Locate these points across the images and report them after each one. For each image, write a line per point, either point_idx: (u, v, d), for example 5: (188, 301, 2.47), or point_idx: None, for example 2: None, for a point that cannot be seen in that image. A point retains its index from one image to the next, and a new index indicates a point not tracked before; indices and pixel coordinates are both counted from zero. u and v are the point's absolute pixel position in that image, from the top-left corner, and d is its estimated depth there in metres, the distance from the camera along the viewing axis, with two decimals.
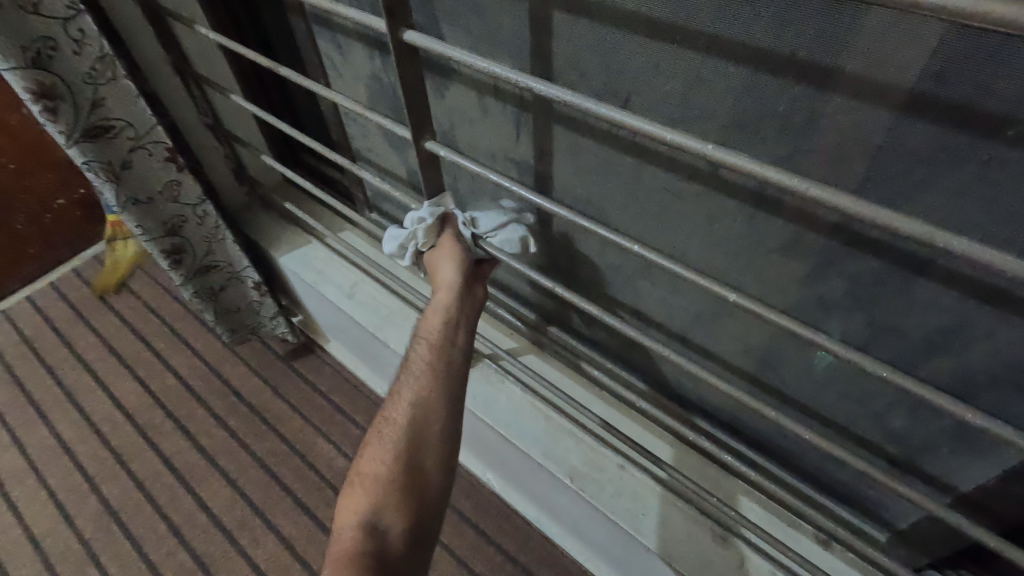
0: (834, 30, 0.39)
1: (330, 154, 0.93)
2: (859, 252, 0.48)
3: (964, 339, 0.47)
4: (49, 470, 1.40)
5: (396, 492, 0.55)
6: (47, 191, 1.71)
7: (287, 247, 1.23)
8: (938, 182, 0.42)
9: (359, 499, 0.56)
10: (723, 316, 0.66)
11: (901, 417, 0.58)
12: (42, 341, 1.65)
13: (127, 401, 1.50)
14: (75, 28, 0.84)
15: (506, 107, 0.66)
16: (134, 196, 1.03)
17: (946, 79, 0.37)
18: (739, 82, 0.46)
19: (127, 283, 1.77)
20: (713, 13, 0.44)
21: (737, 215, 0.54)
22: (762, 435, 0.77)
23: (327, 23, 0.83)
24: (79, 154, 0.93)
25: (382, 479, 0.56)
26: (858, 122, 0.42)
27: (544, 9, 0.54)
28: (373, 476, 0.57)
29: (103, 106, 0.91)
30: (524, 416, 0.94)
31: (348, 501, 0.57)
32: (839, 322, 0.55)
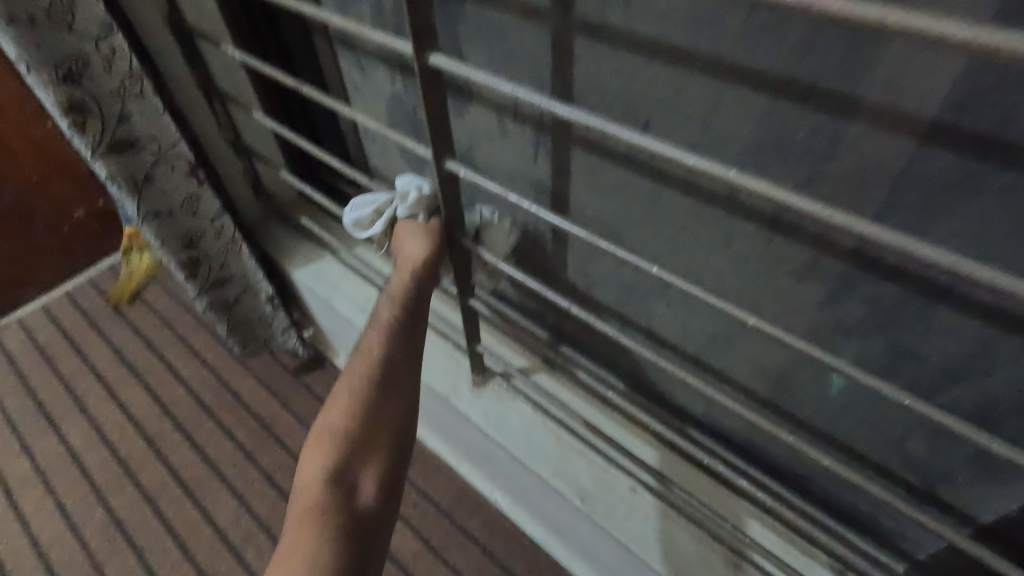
0: (855, 61, 0.40)
1: (348, 171, 0.94)
2: (879, 277, 0.49)
3: (987, 367, 0.47)
4: (58, 479, 1.40)
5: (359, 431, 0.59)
6: (67, 202, 1.74)
7: (301, 260, 1.25)
8: (960, 210, 0.42)
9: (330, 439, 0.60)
10: (739, 339, 0.66)
11: (920, 444, 0.57)
12: (56, 350, 1.66)
13: (137, 411, 1.51)
14: (107, 46, 0.86)
15: (525, 128, 0.67)
16: (155, 208, 1.04)
17: (967, 110, 0.38)
18: (760, 108, 0.47)
19: (141, 293, 1.79)
20: (734, 41, 0.45)
21: (756, 238, 0.55)
22: (777, 460, 0.76)
23: (350, 44, 0.85)
24: (103, 167, 0.95)
25: (340, 436, 0.59)
26: (879, 151, 0.43)
27: (566, 34, 0.55)
28: (339, 431, 0.60)
29: (129, 120, 0.93)
30: (535, 435, 0.94)
31: (306, 464, 0.58)
32: (857, 347, 0.55)
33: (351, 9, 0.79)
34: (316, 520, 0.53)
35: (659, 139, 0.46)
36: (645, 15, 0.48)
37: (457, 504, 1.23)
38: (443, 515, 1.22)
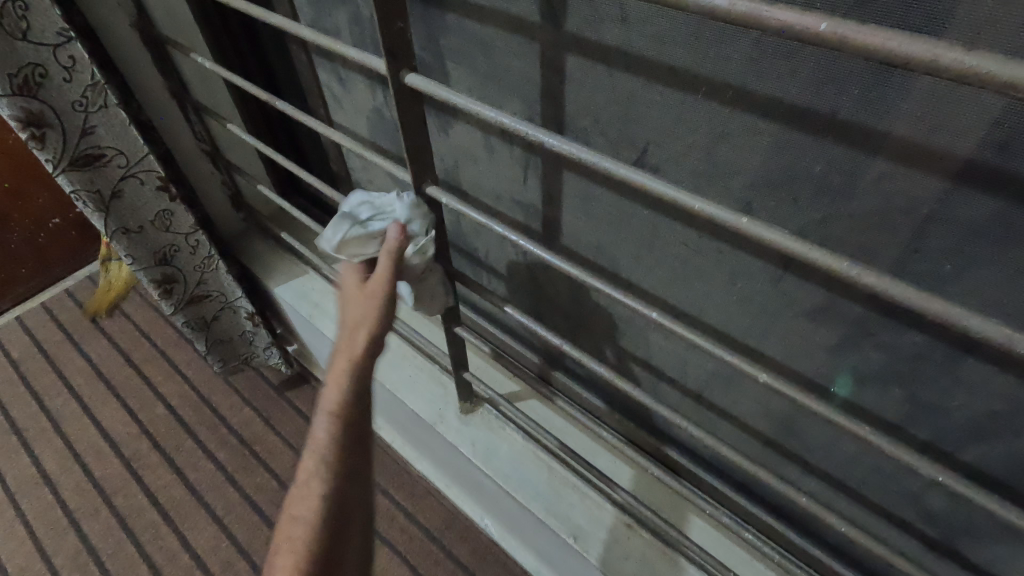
0: (881, 91, 0.35)
1: (328, 188, 0.89)
2: (900, 325, 0.44)
3: (1019, 426, 0.42)
4: (29, 502, 1.34)
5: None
6: (42, 211, 1.68)
7: (282, 277, 1.19)
8: (996, 258, 0.37)
9: None
10: (744, 378, 0.61)
11: (940, 499, 0.53)
12: (30, 365, 1.60)
13: (113, 430, 1.45)
14: (67, 55, 0.80)
15: (512, 150, 0.62)
16: (124, 225, 0.99)
17: (1010, 150, 0.33)
18: (769, 139, 0.42)
19: (120, 305, 1.73)
20: (743, 65, 0.40)
21: (763, 276, 0.50)
22: (781, 501, 0.72)
23: (327, 55, 0.80)
24: (67, 183, 0.89)
25: None
26: (904, 190, 0.38)
27: (556, 52, 0.50)
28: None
29: (94, 133, 0.88)
30: (526, 467, 0.89)
31: None
32: (872, 395, 0.50)
33: (328, 18, 0.73)
34: None
35: (659, 178, 0.42)
36: (641, 34, 0.44)
37: (446, 531, 1.18)
38: (431, 542, 1.16)
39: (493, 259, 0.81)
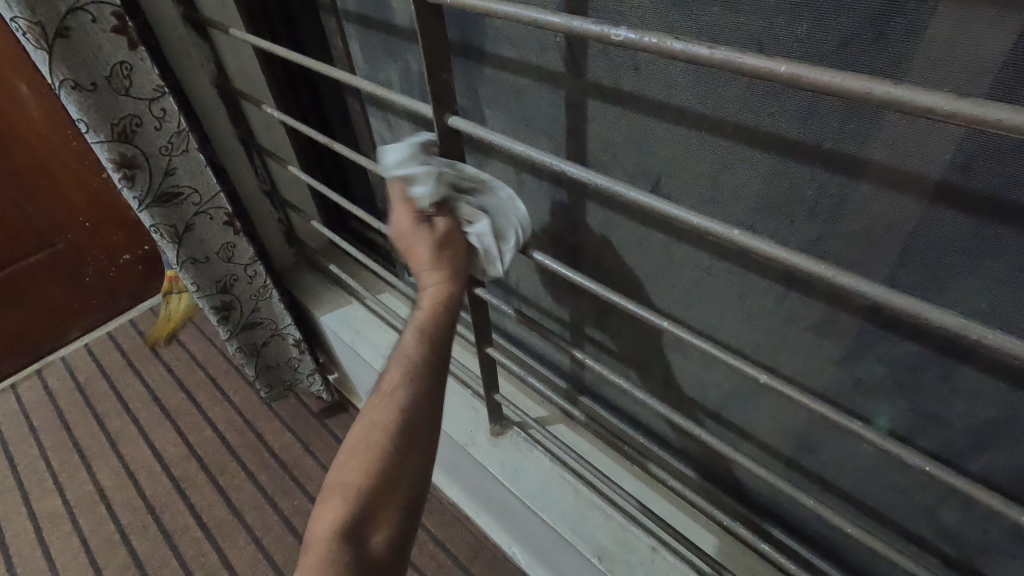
0: (858, 123, 0.41)
1: (374, 221, 0.98)
2: (897, 336, 0.48)
3: (1016, 433, 0.45)
4: (84, 516, 1.43)
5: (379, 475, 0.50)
6: (115, 247, 1.84)
7: (328, 306, 1.29)
8: (974, 273, 0.41)
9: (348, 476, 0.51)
10: (759, 395, 0.64)
11: (953, 513, 0.54)
12: (94, 389, 1.73)
13: (165, 451, 1.54)
14: (159, 108, 0.93)
15: (541, 184, 0.70)
16: (193, 255, 1.10)
17: (971, 172, 0.38)
18: (765, 168, 0.48)
19: (177, 334, 1.86)
20: (739, 104, 0.46)
21: (769, 294, 0.55)
22: (804, 523, 0.73)
23: (379, 105, 0.90)
24: (149, 218, 1.01)
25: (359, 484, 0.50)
26: (887, 210, 0.43)
27: (579, 97, 0.58)
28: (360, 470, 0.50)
29: (175, 174, 1.00)
30: (553, 488, 0.92)
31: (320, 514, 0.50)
32: (879, 407, 0.53)
33: (381, 73, 0.84)
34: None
35: (664, 200, 0.47)
36: (651, 79, 0.51)
37: (474, 559, 1.19)
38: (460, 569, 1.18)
39: (523, 286, 0.87)
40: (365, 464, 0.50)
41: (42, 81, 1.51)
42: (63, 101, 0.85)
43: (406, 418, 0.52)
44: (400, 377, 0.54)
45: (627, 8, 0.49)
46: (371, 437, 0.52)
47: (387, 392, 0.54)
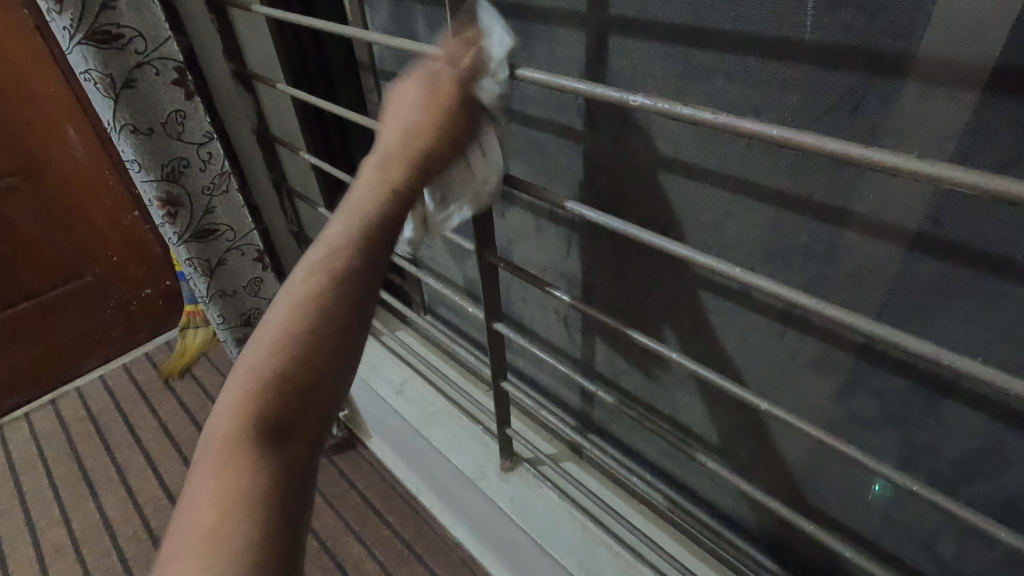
0: (844, 180, 0.47)
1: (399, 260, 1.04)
2: (887, 371, 0.52)
3: (999, 462, 0.48)
4: (89, 546, 1.43)
5: (309, 352, 0.45)
6: (139, 281, 1.91)
7: None
8: (950, 313, 0.46)
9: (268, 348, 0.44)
10: (762, 431, 0.68)
11: (949, 544, 0.57)
12: (106, 420, 1.75)
13: (173, 484, 1.55)
14: (206, 152, 1.02)
15: (558, 228, 0.76)
16: (222, 288, 1.16)
17: (940, 222, 0.43)
18: (763, 217, 0.54)
19: (191, 368, 1.90)
20: (738, 161, 0.52)
21: (768, 331, 0.60)
22: (807, 560, 0.75)
23: None
24: (186, 252, 1.07)
25: (283, 359, 0.44)
26: (870, 255, 0.48)
27: (596, 152, 0.65)
28: (278, 339, 0.44)
29: (214, 212, 1.07)
30: (562, 525, 0.93)
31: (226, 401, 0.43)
32: (872, 439, 0.57)
33: None
34: (237, 471, 0.40)
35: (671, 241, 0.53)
36: (661, 138, 0.58)
37: None
38: None
39: (537, 325, 0.93)
40: (285, 341, 0.44)
41: (88, 126, 1.63)
42: (121, 143, 0.93)
43: (329, 330, 0.46)
44: (300, 296, 0.46)
45: (642, 78, 0.56)
46: (297, 314, 0.45)
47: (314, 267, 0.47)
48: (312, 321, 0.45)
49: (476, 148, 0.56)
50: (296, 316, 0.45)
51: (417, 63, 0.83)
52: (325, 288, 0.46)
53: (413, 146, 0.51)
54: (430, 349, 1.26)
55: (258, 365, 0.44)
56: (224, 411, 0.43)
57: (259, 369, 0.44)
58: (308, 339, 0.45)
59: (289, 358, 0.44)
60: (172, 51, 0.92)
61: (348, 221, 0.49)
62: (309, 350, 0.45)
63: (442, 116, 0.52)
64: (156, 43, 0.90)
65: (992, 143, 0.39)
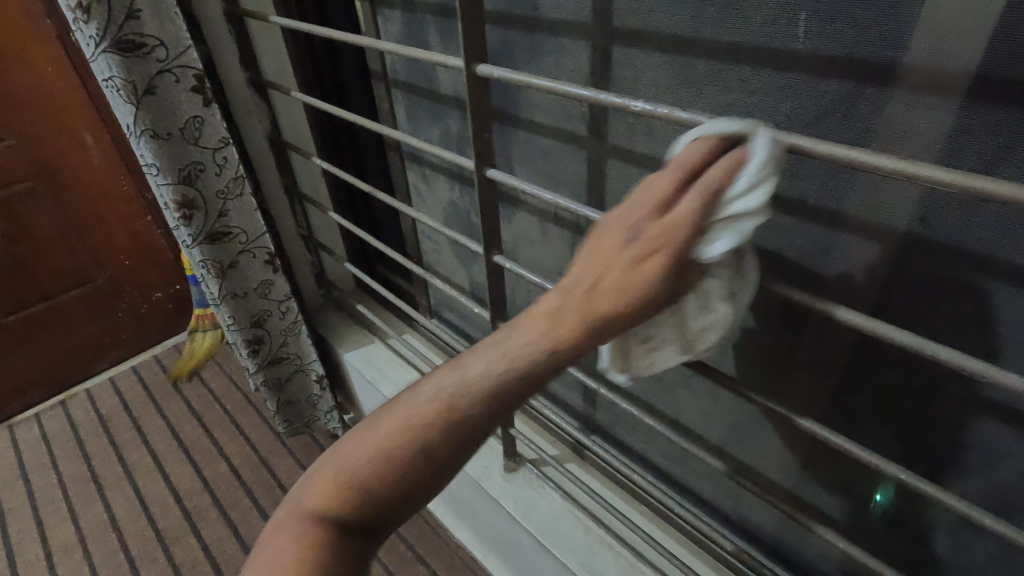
0: (836, 183, 0.49)
1: (406, 262, 1.07)
2: (880, 368, 0.54)
3: (989, 457, 0.50)
4: (96, 545, 1.45)
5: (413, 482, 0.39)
6: (150, 284, 1.94)
7: (351, 345, 1.36)
8: (938, 311, 0.48)
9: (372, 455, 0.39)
10: (762, 429, 0.70)
11: (941, 540, 0.58)
12: (114, 421, 1.78)
13: (180, 484, 1.57)
14: (221, 157, 1.05)
15: (562, 231, 0.78)
16: (234, 290, 1.18)
17: (927, 222, 0.45)
18: (759, 219, 0.56)
19: (199, 371, 1.92)
20: None
21: (766, 331, 0.62)
22: (806, 559, 0.76)
23: (417, 159, 1.02)
24: (199, 254, 1.10)
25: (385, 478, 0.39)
26: (863, 255, 0.50)
27: (600, 156, 0.67)
28: (387, 455, 0.39)
29: (227, 215, 1.10)
30: (564, 525, 0.95)
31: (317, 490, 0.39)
32: (866, 436, 0.59)
33: (421, 133, 0.96)
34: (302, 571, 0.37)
35: None
36: (662, 144, 0.60)
37: None
38: None
39: None
40: (393, 460, 0.39)
41: (103, 131, 1.67)
42: (141, 147, 0.96)
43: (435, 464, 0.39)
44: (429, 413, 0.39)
45: (644, 86, 0.58)
46: (414, 441, 0.39)
47: (456, 384, 0.40)
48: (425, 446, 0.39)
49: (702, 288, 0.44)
50: (414, 442, 0.39)
51: (428, 71, 0.86)
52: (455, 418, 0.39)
53: (618, 295, 0.40)
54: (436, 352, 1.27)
55: (353, 467, 0.39)
56: (312, 498, 0.39)
57: (352, 473, 0.39)
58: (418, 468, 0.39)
59: (391, 477, 0.39)
60: (192, 60, 0.95)
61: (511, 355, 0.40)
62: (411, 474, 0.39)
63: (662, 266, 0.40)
64: (178, 52, 0.93)
65: (976, 146, 0.41)
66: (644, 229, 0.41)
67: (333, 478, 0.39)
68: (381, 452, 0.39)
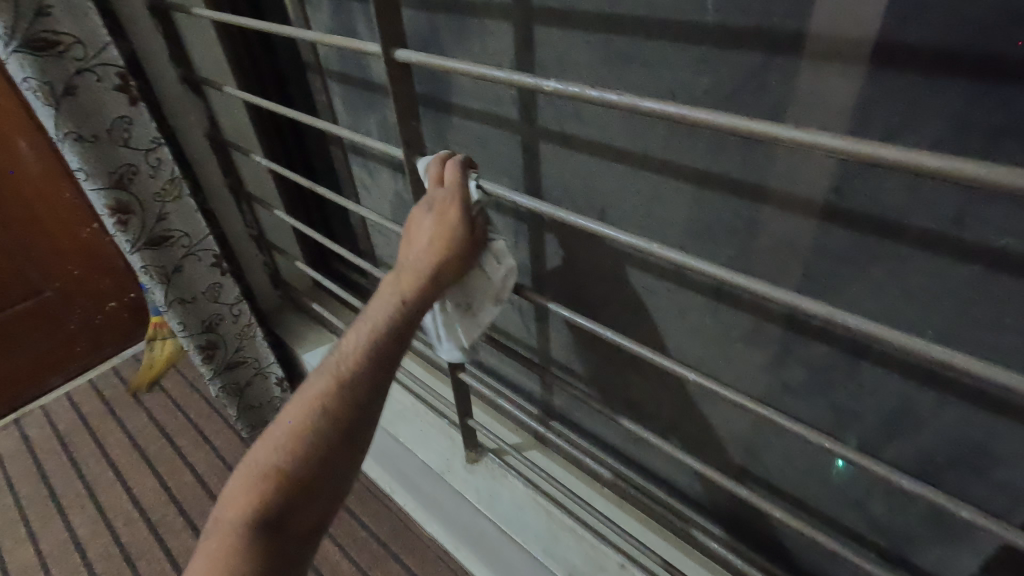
0: (755, 158, 0.49)
1: (355, 258, 1.05)
2: (810, 340, 0.54)
3: (915, 421, 0.51)
4: (58, 564, 1.41)
5: (311, 456, 0.52)
6: (103, 294, 1.88)
7: (310, 344, 1.33)
8: (859, 281, 0.48)
9: (279, 444, 0.53)
10: (708, 406, 0.70)
11: (880, 505, 0.59)
12: (72, 436, 1.72)
13: (144, 497, 1.53)
14: (155, 158, 1.01)
15: (505, 219, 0.77)
16: (181, 295, 1.14)
17: (842, 192, 0.45)
18: (688, 197, 0.56)
19: (160, 380, 1.87)
20: (661, 142, 0.54)
21: (703, 309, 0.62)
22: (760, 530, 0.77)
23: (360, 151, 0.99)
24: (139, 260, 1.06)
25: (290, 459, 0.52)
26: (787, 228, 0.50)
27: (533, 141, 0.66)
28: (289, 438, 0.53)
29: (167, 219, 1.06)
30: (528, 512, 0.95)
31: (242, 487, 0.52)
32: (805, 407, 0.59)
33: (360, 124, 0.93)
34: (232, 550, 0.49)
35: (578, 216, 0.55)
36: (590, 125, 0.59)
37: None
38: None
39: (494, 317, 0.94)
40: (295, 439, 0.52)
41: (40, 138, 1.59)
42: (65, 152, 0.92)
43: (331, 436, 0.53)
44: (312, 400, 0.53)
45: (567, 67, 0.57)
46: (304, 420, 0.53)
47: (327, 375, 0.54)
48: (315, 429, 0.52)
49: (489, 255, 0.60)
50: (303, 424, 0.53)
51: (360, 59, 0.83)
52: (337, 395, 0.53)
53: (423, 264, 0.54)
54: None
55: (267, 459, 0.52)
56: (238, 495, 0.52)
57: (266, 463, 0.52)
58: (313, 442, 0.52)
59: (294, 454, 0.52)
60: (113, 57, 0.91)
61: (364, 335, 0.54)
62: (315, 450, 0.52)
63: (447, 241, 0.55)
64: (96, 49, 0.89)
65: (880, 114, 0.41)
66: (430, 243, 0.55)
67: (251, 475, 0.53)
68: (289, 446, 0.52)
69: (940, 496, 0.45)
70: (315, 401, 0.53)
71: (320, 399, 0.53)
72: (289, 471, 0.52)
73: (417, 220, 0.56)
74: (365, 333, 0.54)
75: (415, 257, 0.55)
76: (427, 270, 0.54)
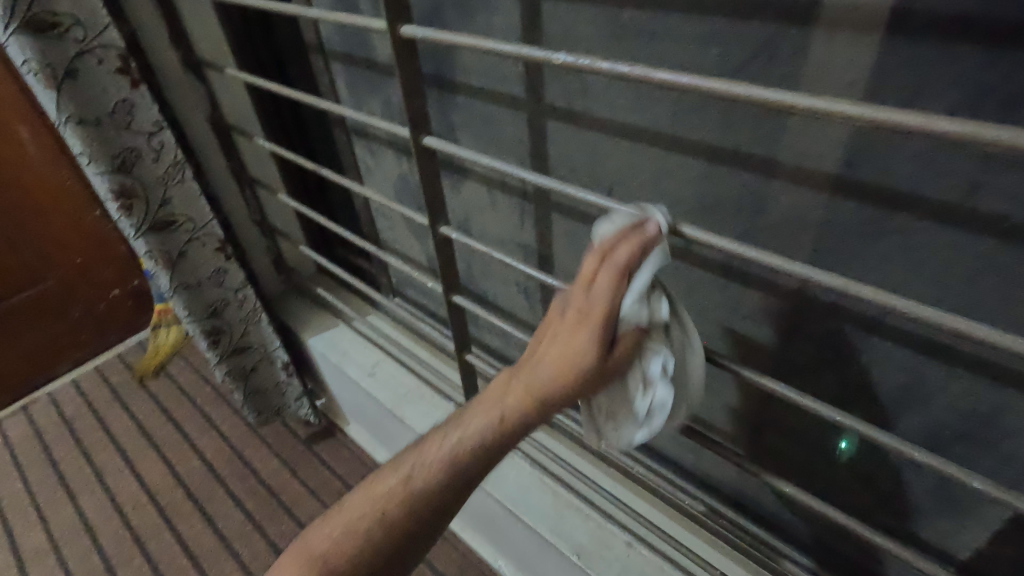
0: (765, 131, 0.48)
1: (359, 241, 1.05)
2: (819, 315, 0.54)
3: (924, 393, 0.51)
4: (70, 548, 1.42)
5: (395, 529, 0.53)
6: (106, 282, 1.88)
7: (315, 329, 1.34)
8: (869, 254, 0.48)
9: (376, 501, 0.54)
10: (715, 383, 0.70)
11: (887, 478, 0.60)
12: (80, 422, 1.74)
13: (153, 482, 1.54)
14: (157, 141, 1.00)
15: (510, 199, 0.77)
16: (185, 281, 1.15)
17: (853, 164, 0.45)
18: (697, 172, 0.55)
19: (165, 366, 1.88)
20: (670, 117, 0.54)
21: (711, 286, 0.62)
22: (767, 507, 0.78)
23: (363, 134, 0.99)
24: (144, 245, 1.06)
25: (377, 523, 0.53)
26: (797, 202, 0.50)
27: (540, 118, 0.65)
28: (384, 501, 0.53)
29: (170, 203, 1.06)
30: (533, 492, 0.96)
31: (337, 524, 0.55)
32: (813, 383, 0.59)
33: (363, 105, 0.92)
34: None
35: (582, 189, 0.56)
36: (597, 101, 0.59)
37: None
38: None
39: (500, 298, 0.93)
40: (389, 505, 0.53)
41: (41, 126, 1.59)
42: (67, 136, 0.92)
43: (415, 518, 0.53)
44: (412, 476, 0.54)
45: (574, 40, 0.56)
46: (400, 492, 0.53)
47: (431, 458, 0.53)
48: (406, 506, 0.53)
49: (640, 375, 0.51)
50: (399, 497, 0.53)
51: (363, 38, 0.82)
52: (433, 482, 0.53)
53: (547, 388, 0.50)
54: (401, 330, 1.25)
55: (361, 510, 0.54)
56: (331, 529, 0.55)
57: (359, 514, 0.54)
58: (400, 518, 0.53)
59: (382, 520, 0.53)
60: (114, 39, 0.90)
61: (470, 432, 0.53)
62: (399, 525, 0.53)
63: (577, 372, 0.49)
64: (97, 31, 0.88)
65: (893, 83, 0.40)
66: (562, 369, 0.49)
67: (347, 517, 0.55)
68: (376, 515, 0.53)
69: (945, 466, 0.46)
70: (415, 477, 0.53)
71: (419, 481, 0.53)
72: (373, 533, 0.53)
73: (564, 334, 0.50)
74: (473, 433, 0.53)
75: (546, 376, 0.50)
76: (549, 399, 0.50)
